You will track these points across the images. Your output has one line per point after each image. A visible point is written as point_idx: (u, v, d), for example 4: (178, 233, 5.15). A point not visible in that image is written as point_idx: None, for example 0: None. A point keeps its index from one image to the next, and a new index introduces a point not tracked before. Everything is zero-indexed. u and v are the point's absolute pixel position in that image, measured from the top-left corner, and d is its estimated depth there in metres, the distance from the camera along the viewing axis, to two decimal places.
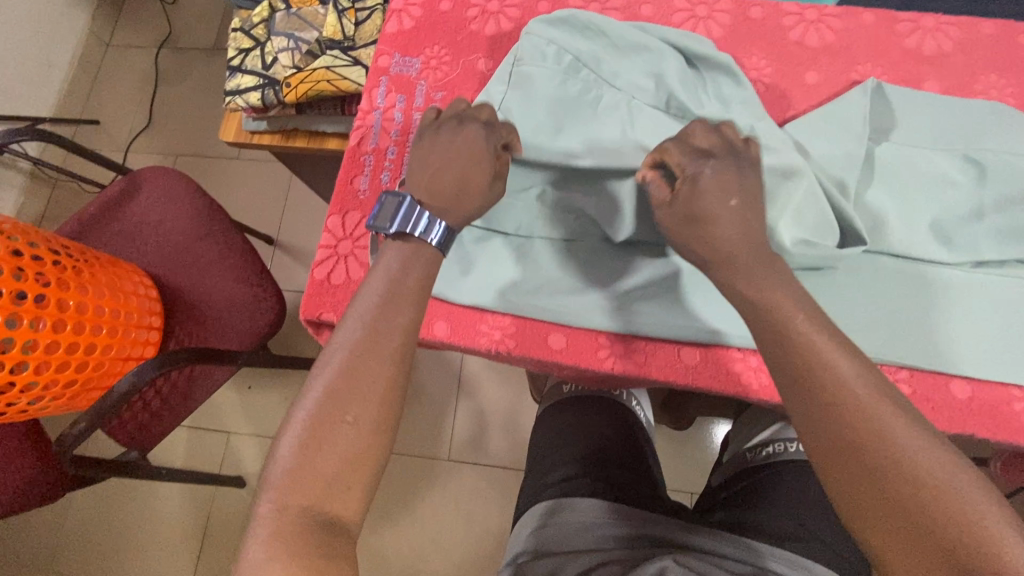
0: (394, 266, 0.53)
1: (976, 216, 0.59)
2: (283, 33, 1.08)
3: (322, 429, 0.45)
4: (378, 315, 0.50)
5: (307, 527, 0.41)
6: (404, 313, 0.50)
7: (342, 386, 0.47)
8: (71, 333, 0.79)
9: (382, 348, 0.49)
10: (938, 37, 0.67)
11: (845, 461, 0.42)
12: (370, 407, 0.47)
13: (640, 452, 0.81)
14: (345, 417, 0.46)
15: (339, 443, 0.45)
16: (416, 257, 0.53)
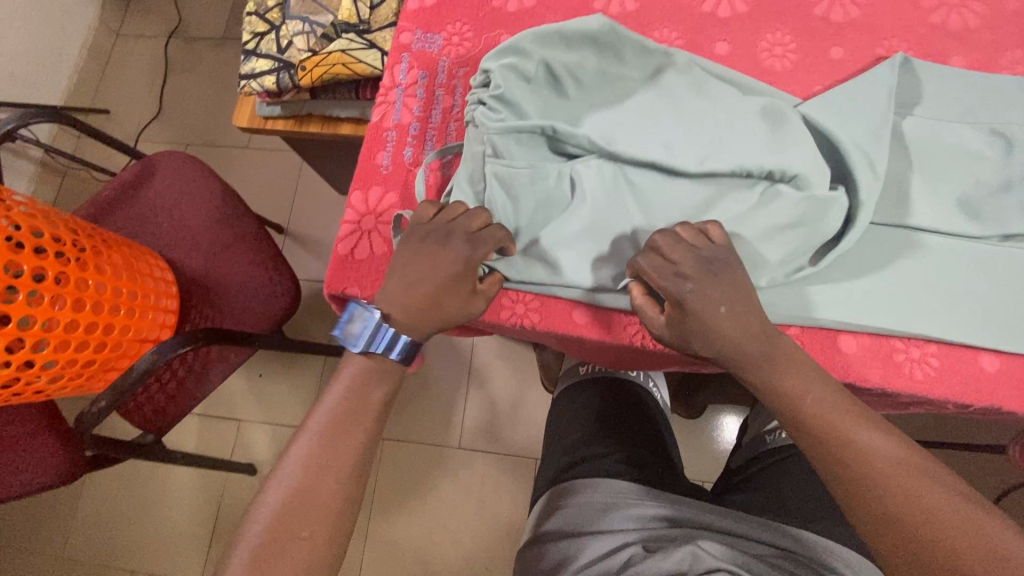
0: (351, 383, 0.55)
1: (1004, 188, 0.59)
2: (298, 16, 1.08)
3: (277, 543, 0.47)
4: (338, 429, 0.53)
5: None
6: (359, 431, 0.54)
7: (294, 501, 0.49)
8: (90, 313, 0.80)
9: (338, 463, 0.51)
10: (962, 13, 0.66)
11: (847, 482, 0.47)
12: (325, 521, 0.49)
13: (657, 432, 0.81)
14: (303, 530, 0.48)
15: (290, 555, 0.47)
16: (377, 372, 0.56)
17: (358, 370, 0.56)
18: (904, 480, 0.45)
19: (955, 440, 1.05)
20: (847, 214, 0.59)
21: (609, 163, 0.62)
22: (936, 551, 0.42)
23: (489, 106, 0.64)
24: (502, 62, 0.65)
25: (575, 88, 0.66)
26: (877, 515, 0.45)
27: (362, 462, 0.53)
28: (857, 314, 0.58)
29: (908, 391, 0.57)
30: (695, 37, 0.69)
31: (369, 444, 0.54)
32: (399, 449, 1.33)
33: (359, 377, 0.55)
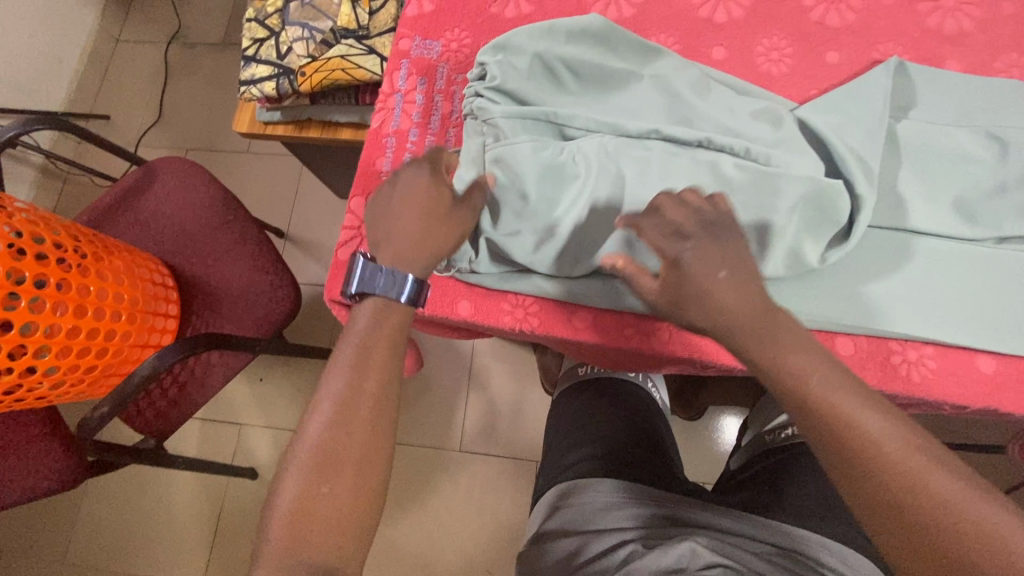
0: (368, 330, 0.53)
1: (999, 191, 0.59)
2: (297, 22, 1.08)
3: (308, 501, 0.47)
4: (358, 377, 0.51)
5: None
6: (370, 376, 0.52)
7: (325, 452, 0.49)
8: (91, 319, 0.80)
9: (362, 410, 0.51)
10: (957, 17, 0.67)
11: (850, 469, 0.45)
12: (358, 468, 0.49)
13: (656, 432, 0.82)
14: (339, 478, 0.48)
15: (330, 502, 0.48)
16: (385, 314, 0.54)
17: (374, 312, 0.54)
18: (909, 462, 0.44)
19: (954, 440, 1.05)
20: (852, 207, 0.58)
21: (610, 148, 0.62)
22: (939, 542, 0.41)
23: (488, 97, 0.65)
24: (498, 54, 0.66)
25: (572, 79, 0.66)
26: (881, 502, 0.44)
27: (386, 404, 0.52)
28: (854, 316, 0.58)
29: (904, 394, 0.57)
30: (693, 42, 0.69)
31: (386, 402, 0.52)
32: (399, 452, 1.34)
33: (375, 321, 0.54)
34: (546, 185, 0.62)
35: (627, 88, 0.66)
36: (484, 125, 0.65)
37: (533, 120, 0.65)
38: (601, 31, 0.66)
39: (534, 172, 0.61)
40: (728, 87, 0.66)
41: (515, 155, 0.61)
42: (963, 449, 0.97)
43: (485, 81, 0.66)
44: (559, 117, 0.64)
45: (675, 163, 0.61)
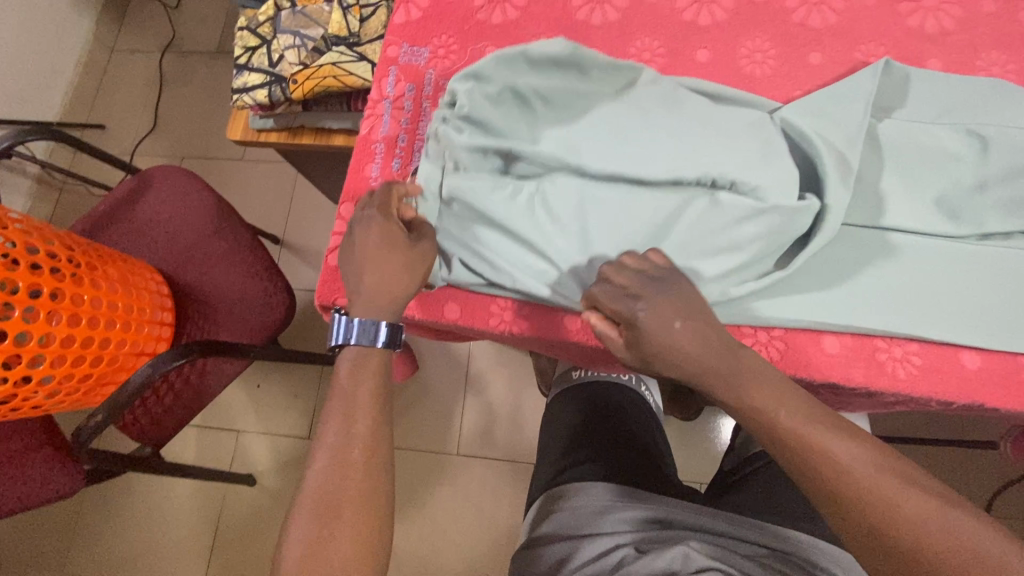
0: (344, 379, 0.55)
1: (980, 189, 0.60)
2: (289, 31, 1.09)
3: (315, 546, 0.47)
4: (345, 420, 0.53)
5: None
6: (362, 420, 0.53)
7: (323, 503, 0.49)
8: (86, 328, 0.80)
9: (356, 453, 0.51)
10: (938, 17, 0.67)
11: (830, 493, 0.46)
12: (361, 512, 0.49)
13: (649, 436, 0.82)
14: (342, 524, 0.48)
15: (336, 550, 0.47)
16: (366, 362, 0.55)
17: (350, 357, 0.55)
18: (893, 494, 0.45)
19: (948, 438, 1.06)
20: (818, 216, 0.59)
21: (573, 186, 0.63)
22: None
23: (454, 125, 0.65)
24: (469, 82, 0.65)
25: (541, 105, 0.66)
26: (865, 535, 0.45)
27: (380, 443, 0.53)
28: (838, 313, 0.59)
29: (890, 390, 0.58)
30: (677, 45, 0.70)
31: (380, 442, 0.53)
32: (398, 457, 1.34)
33: (350, 367, 0.55)
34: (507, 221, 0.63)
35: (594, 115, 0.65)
36: (448, 151, 0.66)
37: (498, 151, 0.65)
38: (571, 57, 0.65)
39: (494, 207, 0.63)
40: (712, 91, 0.66)
41: (477, 192, 0.64)
42: (957, 445, 0.98)
43: (454, 109, 0.66)
44: (523, 152, 0.64)
45: (636, 198, 0.62)
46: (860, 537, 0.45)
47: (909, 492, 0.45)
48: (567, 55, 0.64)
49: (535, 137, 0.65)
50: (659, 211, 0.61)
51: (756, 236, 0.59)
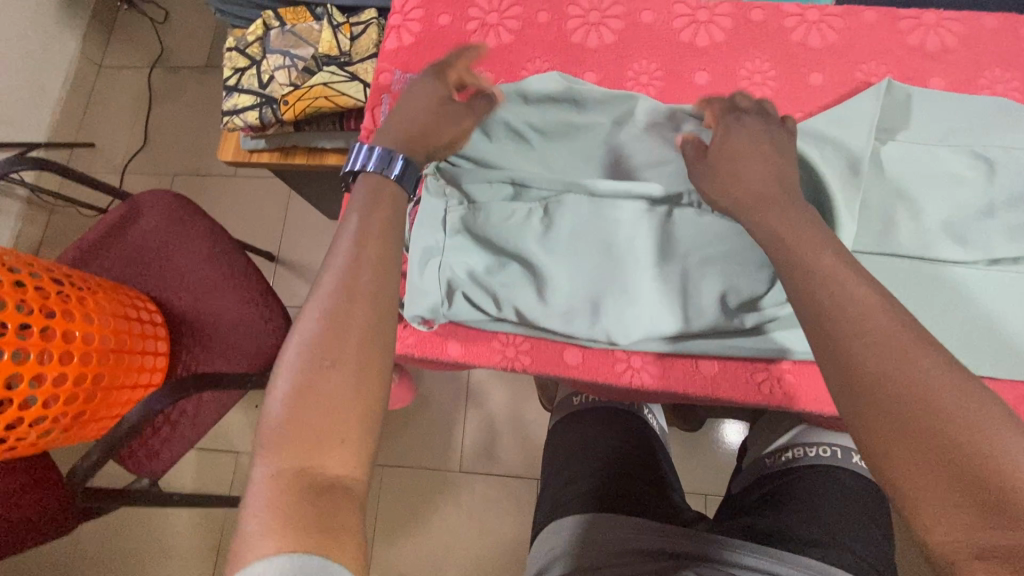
0: (348, 228, 0.48)
1: (988, 213, 0.59)
2: (279, 50, 1.07)
3: (309, 379, 0.40)
4: (349, 266, 0.45)
5: (300, 511, 0.35)
6: (371, 254, 0.46)
7: (311, 349, 0.41)
8: (78, 365, 0.79)
9: (356, 304, 0.43)
10: (940, 33, 0.66)
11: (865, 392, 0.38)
12: (354, 369, 0.41)
13: (657, 465, 0.80)
14: (330, 375, 0.40)
15: (319, 404, 0.39)
16: (378, 199, 0.50)
17: (362, 198, 0.50)
18: (929, 380, 0.37)
19: None
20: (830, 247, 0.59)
21: (577, 208, 0.63)
22: (966, 476, 0.33)
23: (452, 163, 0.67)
24: None
25: (538, 138, 0.67)
26: (885, 417, 0.37)
27: (384, 300, 0.45)
28: None
29: None
30: (675, 68, 0.68)
31: (385, 278, 0.46)
32: (400, 474, 1.32)
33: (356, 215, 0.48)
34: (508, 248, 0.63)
35: (586, 150, 0.67)
36: (447, 187, 0.66)
37: (498, 184, 0.65)
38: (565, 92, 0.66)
39: (497, 233, 0.64)
40: None
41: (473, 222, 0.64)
42: None
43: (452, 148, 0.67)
44: (525, 180, 0.65)
45: (637, 220, 0.62)
46: (877, 422, 0.37)
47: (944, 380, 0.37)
48: (562, 92, 0.66)
49: (533, 168, 0.66)
50: (657, 239, 0.62)
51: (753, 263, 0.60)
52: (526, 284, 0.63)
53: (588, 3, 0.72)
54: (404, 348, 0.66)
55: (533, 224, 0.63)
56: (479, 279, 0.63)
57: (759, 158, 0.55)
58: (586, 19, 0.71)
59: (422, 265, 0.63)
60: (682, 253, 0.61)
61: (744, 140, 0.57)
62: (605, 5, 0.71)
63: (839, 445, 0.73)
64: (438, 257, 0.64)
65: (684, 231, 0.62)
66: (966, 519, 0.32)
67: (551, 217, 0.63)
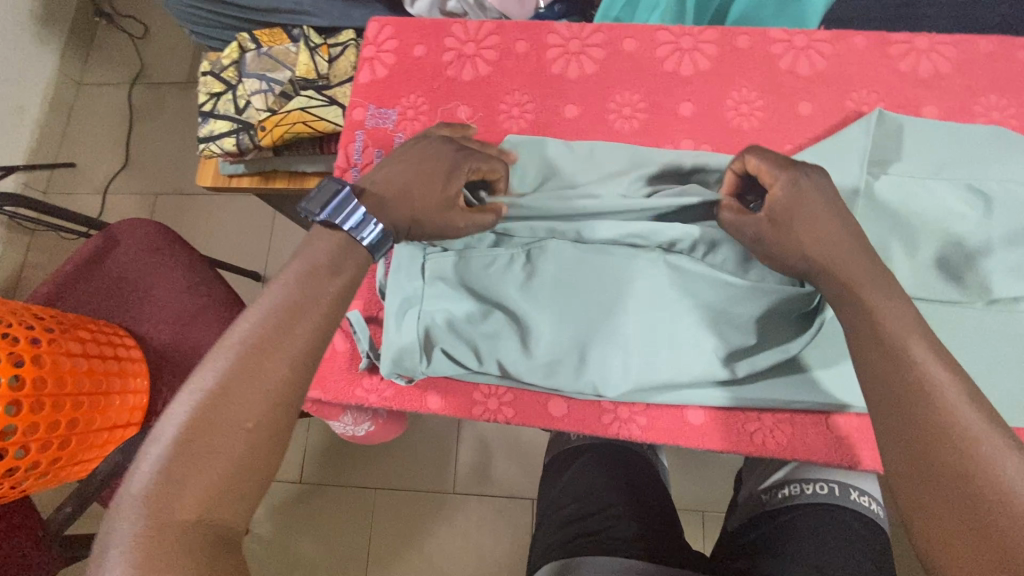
0: (295, 280, 0.48)
1: (987, 250, 0.58)
2: (254, 74, 1.04)
3: (213, 431, 0.41)
4: (284, 322, 0.46)
5: (176, 566, 0.36)
6: (314, 313, 0.47)
7: (222, 399, 0.42)
8: (52, 412, 0.74)
9: (281, 364, 0.44)
10: (933, 58, 0.67)
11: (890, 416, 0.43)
12: (262, 429, 0.42)
13: (666, 499, 0.74)
14: (237, 433, 0.41)
15: (216, 458, 0.40)
16: (347, 253, 0.50)
17: (319, 252, 0.50)
18: (979, 433, 0.40)
19: None
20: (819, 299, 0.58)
21: (564, 258, 0.63)
22: (981, 515, 0.37)
23: None
24: None
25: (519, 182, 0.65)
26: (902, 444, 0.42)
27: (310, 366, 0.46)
28: (822, 395, 0.61)
29: None
30: (659, 98, 0.70)
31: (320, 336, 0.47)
32: (393, 498, 1.27)
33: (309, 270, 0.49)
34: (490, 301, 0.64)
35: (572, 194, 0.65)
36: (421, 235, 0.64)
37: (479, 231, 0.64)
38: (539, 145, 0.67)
39: (479, 283, 0.63)
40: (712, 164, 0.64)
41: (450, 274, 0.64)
42: None
43: None
44: (507, 229, 0.64)
45: (627, 269, 0.62)
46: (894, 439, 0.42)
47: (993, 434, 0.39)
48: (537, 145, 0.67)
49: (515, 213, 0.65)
50: (651, 289, 0.61)
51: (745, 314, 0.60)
52: (506, 337, 0.63)
53: (569, 34, 0.73)
54: (381, 401, 0.68)
55: (513, 274, 0.63)
56: (464, 333, 0.63)
57: (813, 230, 0.52)
58: (566, 48, 0.73)
59: (403, 323, 0.63)
60: (675, 305, 0.61)
61: (812, 208, 0.53)
62: (586, 34, 0.73)
63: (836, 481, 0.70)
64: (415, 313, 0.63)
65: (691, 285, 0.61)
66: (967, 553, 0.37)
67: (534, 267, 0.63)
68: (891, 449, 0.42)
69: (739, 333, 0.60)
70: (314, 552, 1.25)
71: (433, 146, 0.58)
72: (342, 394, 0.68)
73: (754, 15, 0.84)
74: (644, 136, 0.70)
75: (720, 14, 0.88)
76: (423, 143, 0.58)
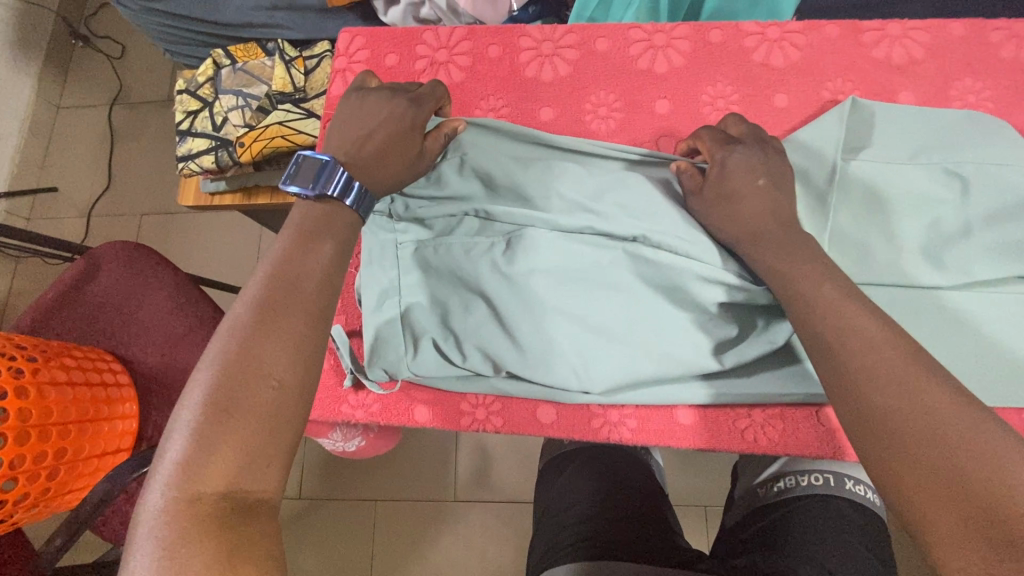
0: (292, 240, 0.48)
1: (966, 234, 0.59)
2: (231, 90, 1.03)
3: (239, 393, 0.39)
4: (291, 279, 0.45)
5: (211, 537, 0.34)
6: (320, 269, 0.47)
7: (245, 359, 0.40)
8: (37, 443, 0.71)
9: (294, 317, 0.43)
10: (906, 44, 0.67)
11: (837, 388, 0.44)
12: (286, 382, 0.41)
13: (659, 498, 0.73)
14: (264, 391, 0.40)
15: (245, 417, 0.39)
16: (338, 214, 0.51)
17: (310, 215, 0.50)
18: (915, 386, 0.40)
19: None
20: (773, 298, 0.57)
21: (546, 242, 0.61)
22: (930, 466, 0.37)
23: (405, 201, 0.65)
24: None
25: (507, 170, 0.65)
26: (850, 412, 0.42)
27: (323, 319, 0.45)
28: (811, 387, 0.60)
29: None
30: (634, 97, 0.70)
31: (328, 291, 0.47)
32: (393, 509, 1.26)
33: (304, 231, 0.48)
34: (475, 292, 0.63)
35: (557, 174, 0.64)
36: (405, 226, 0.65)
37: (460, 220, 0.64)
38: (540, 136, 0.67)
39: (460, 272, 0.63)
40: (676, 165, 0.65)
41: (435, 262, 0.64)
42: None
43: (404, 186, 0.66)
44: (490, 215, 0.63)
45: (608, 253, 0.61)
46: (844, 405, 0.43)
47: (943, 388, 0.40)
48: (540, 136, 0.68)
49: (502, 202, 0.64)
50: (633, 275, 0.61)
51: (709, 309, 0.60)
52: (492, 329, 0.62)
53: (541, 35, 0.73)
54: (368, 417, 0.68)
55: (494, 262, 0.62)
56: (452, 324, 0.63)
57: (764, 187, 0.56)
58: (539, 51, 0.73)
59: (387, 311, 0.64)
60: (651, 297, 0.60)
61: (749, 167, 0.57)
62: (558, 35, 0.73)
63: (830, 471, 0.70)
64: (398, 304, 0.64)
65: (665, 274, 0.60)
66: (936, 508, 0.35)
67: (517, 252, 0.62)
68: (847, 424, 0.43)
69: (711, 327, 0.60)
70: (317, 569, 1.24)
71: (373, 99, 0.59)
72: (330, 412, 0.68)
73: (728, 10, 0.84)
74: (621, 135, 0.69)
75: (694, 10, 0.88)
76: (360, 97, 0.58)
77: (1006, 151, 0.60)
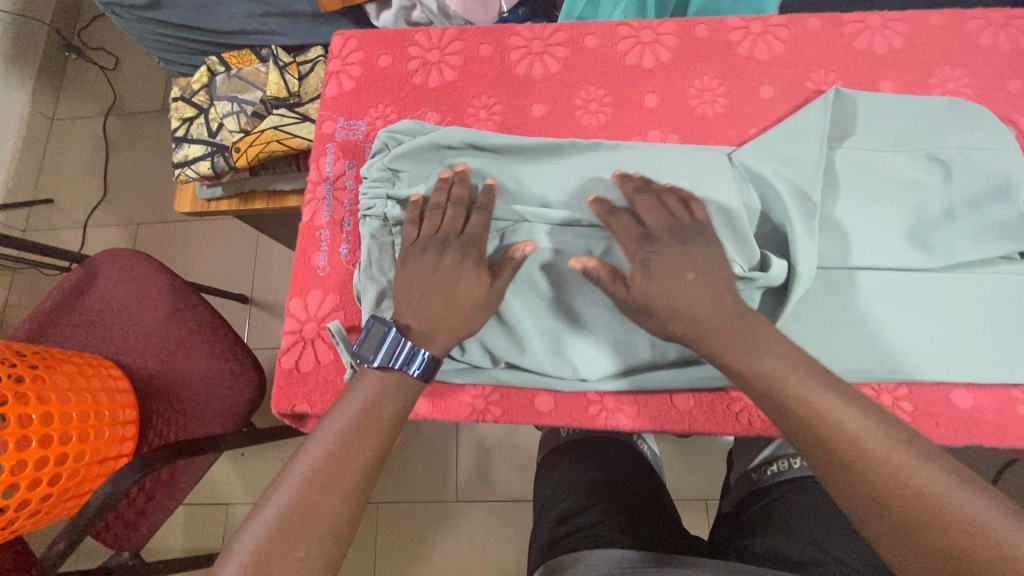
0: (356, 417, 0.50)
1: (949, 217, 0.61)
2: (226, 96, 1.04)
3: (271, 560, 0.42)
4: (342, 455, 0.48)
5: None
6: (371, 446, 0.49)
7: (287, 529, 0.43)
8: (37, 449, 0.72)
9: (334, 494, 0.46)
10: (886, 35, 0.69)
11: (796, 420, 0.47)
12: (315, 555, 0.43)
13: (655, 486, 0.74)
14: (290, 563, 0.42)
15: None
16: (397, 386, 0.53)
17: (375, 387, 0.52)
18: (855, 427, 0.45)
19: None
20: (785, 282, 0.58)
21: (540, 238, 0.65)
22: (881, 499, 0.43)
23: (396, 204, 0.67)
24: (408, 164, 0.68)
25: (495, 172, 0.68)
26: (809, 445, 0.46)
27: (361, 498, 0.47)
28: None
29: None
30: (624, 92, 0.71)
31: (373, 467, 0.49)
32: (395, 510, 1.26)
33: (368, 407, 0.51)
34: None
35: (548, 168, 0.68)
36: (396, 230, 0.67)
37: None
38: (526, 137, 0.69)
39: None
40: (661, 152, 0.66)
41: None
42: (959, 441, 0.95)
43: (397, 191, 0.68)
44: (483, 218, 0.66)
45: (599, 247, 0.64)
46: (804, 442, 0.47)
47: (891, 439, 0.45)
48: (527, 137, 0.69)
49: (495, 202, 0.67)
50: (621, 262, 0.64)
51: None
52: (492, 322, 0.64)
53: (531, 34, 0.74)
54: None
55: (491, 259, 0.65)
56: None
57: (694, 282, 0.52)
58: (529, 49, 0.74)
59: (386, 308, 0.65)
60: None
61: (674, 265, 0.53)
62: (548, 34, 0.74)
63: None
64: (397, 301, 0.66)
65: None
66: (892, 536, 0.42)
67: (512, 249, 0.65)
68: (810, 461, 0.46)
69: None
70: None
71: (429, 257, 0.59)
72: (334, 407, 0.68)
73: (713, 7, 0.86)
74: (613, 130, 0.71)
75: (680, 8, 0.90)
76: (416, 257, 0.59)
77: (986, 135, 0.61)
